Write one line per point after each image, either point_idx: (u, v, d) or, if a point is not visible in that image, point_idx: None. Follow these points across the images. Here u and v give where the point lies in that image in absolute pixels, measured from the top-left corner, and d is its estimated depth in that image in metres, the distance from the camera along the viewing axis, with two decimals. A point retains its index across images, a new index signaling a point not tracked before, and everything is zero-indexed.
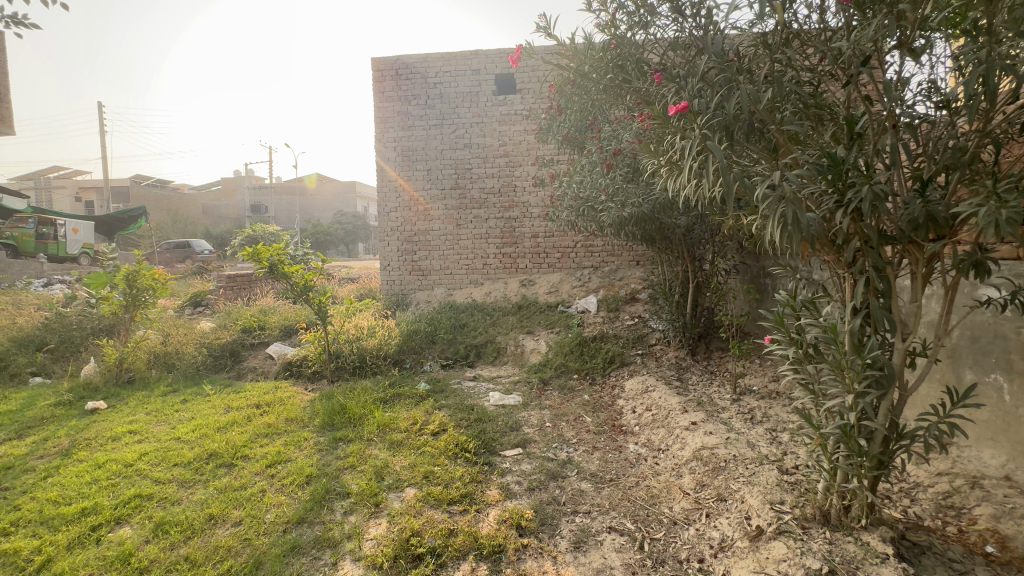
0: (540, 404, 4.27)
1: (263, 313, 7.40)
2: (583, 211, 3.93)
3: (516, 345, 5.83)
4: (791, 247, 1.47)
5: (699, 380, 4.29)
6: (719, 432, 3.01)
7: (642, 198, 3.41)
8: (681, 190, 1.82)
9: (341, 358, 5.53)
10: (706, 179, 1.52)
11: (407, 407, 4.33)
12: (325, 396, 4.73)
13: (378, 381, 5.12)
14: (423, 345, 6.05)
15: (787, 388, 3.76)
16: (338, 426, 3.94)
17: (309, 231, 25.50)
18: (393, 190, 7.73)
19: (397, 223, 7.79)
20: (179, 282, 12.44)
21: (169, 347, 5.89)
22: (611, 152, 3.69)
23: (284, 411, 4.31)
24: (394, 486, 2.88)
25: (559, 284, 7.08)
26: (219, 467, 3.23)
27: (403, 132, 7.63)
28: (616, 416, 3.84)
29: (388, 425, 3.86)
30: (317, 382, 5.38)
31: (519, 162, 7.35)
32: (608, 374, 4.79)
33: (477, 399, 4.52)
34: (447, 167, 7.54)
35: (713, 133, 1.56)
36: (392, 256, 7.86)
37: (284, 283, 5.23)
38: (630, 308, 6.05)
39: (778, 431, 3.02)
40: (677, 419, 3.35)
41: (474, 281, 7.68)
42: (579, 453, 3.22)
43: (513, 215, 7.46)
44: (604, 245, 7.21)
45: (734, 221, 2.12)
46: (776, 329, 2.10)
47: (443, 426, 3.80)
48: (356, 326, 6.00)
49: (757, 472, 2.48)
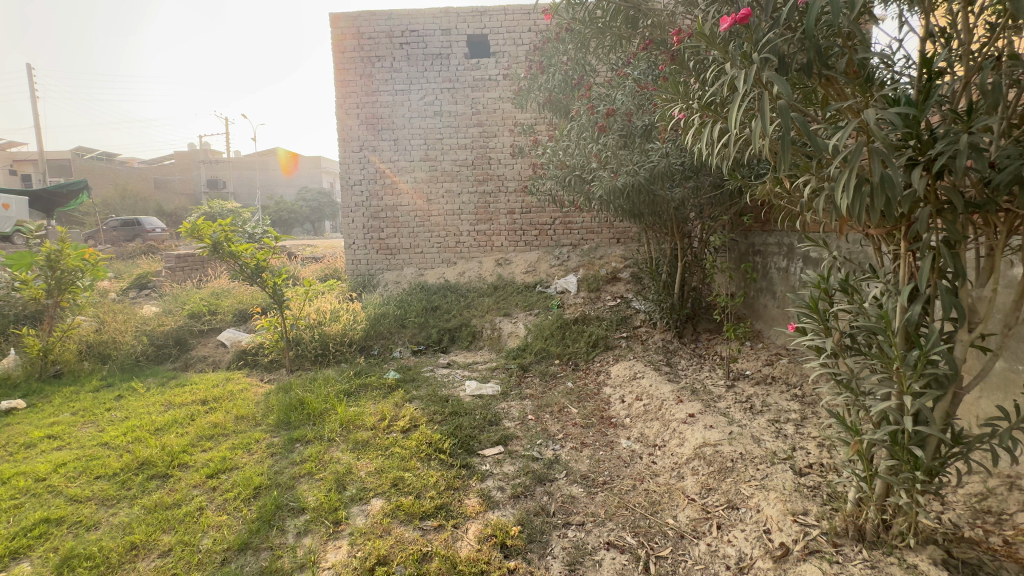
0: (521, 394, 3.94)
1: (214, 296, 6.76)
2: (569, 181, 3.54)
3: (492, 329, 5.47)
4: (868, 211, 1.15)
5: (689, 364, 4.04)
6: (721, 425, 2.74)
7: (636, 166, 3.06)
8: (713, 146, 1.49)
9: (302, 345, 5.05)
10: (761, 122, 1.18)
11: (374, 400, 3.92)
12: (281, 389, 4.26)
13: (342, 371, 4.67)
14: (392, 330, 5.60)
15: (784, 373, 3.54)
16: (295, 424, 3.51)
17: (270, 207, 24.18)
18: (357, 162, 7.12)
19: (362, 197, 7.20)
20: (123, 262, 11.44)
21: (103, 336, 5.25)
22: (603, 113, 3.30)
23: (233, 407, 3.83)
24: (357, 498, 2.50)
25: (536, 263, 6.72)
26: (150, 480, 2.77)
27: (366, 98, 6.98)
28: (604, 406, 3.55)
29: (352, 422, 3.45)
30: (274, 373, 4.90)
31: (494, 132, 6.86)
32: (592, 359, 4.49)
33: (452, 388, 4.15)
34: (417, 137, 6.98)
35: (767, 66, 1.22)
36: (357, 233, 7.29)
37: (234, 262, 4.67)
38: (612, 288, 5.75)
39: (781, 423, 2.79)
40: (671, 411, 3.06)
41: (447, 261, 7.22)
42: (567, 451, 2.90)
43: (487, 190, 6.99)
44: (584, 222, 6.85)
45: (764, 190, 1.80)
46: (805, 317, 1.82)
47: (415, 421, 3.43)
48: (317, 310, 5.50)
49: (769, 474, 2.21)
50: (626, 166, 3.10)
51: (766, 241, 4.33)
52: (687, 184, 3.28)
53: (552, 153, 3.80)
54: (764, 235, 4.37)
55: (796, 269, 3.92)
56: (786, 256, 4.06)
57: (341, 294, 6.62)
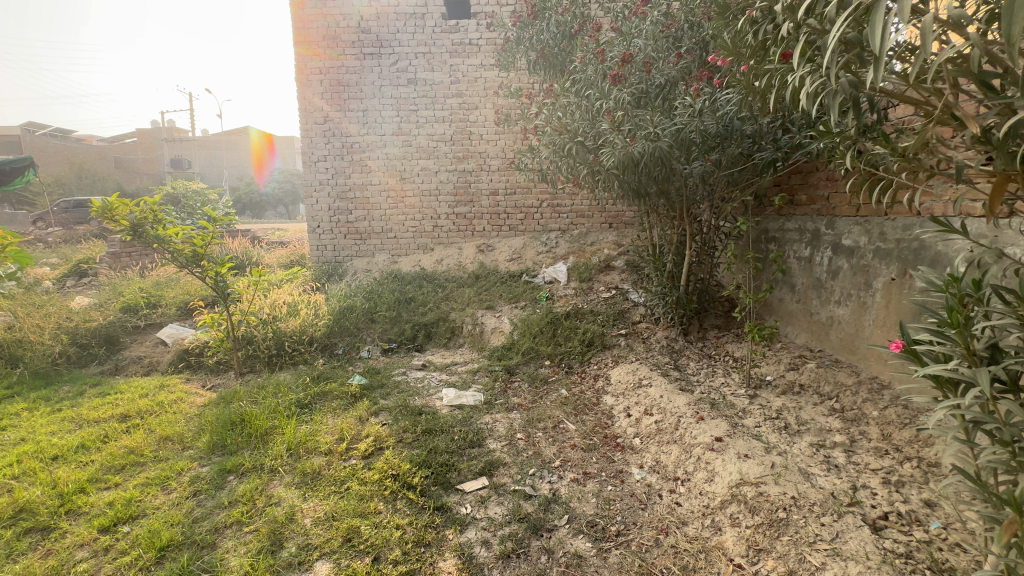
0: (507, 404, 3.37)
1: (157, 286, 5.95)
2: (569, 150, 2.91)
3: (473, 324, 4.86)
4: None
5: (700, 368, 3.52)
6: (758, 454, 2.21)
7: (656, 129, 2.50)
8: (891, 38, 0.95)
9: (254, 344, 4.38)
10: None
11: (333, 414, 3.29)
12: (223, 400, 3.59)
13: (298, 375, 4.02)
14: (361, 325, 4.95)
15: (813, 380, 3.04)
16: (232, 447, 2.86)
17: (238, 189, 22.85)
18: (321, 135, 6.34)
19: (327, 175, 6.43)
20: (70, 247, 10.36)
21: (14, 335, 4.43)
22: (617, 60, 2.68)
23: (159, 426, 3.14)
24: (295, 562, 1.90)
25: (522, 250, 6.11)
26: (23, 537, 2.10)
27: (331, 62, 6.17)
28: (606, 421, 3.00)
29: (303, 445, 2.81)
30: (220, 378, 4.23)
31: (475, 104, 6.16)
32: (587, 359, 3.95)
33: (427, 397, 3.55)
34: (388, 107, 6.23)
35: None
36: (322, 215, 6.54)
37: (164, 249, 3.91)
38: (606, 277, 5.19)
39: (828, 450, 2.29)
40: (691, 431, 2.52)
41: (423, 247, 6.57)
42: (567, 486, 2.34)
43: (468, 168, 6.31)
44: (573, 204, 6.27)
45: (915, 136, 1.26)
46: (932, 337, 1.29)
47: (380, 444, 2.81)
48: (272, 304, 4.80)
49: (840, 532, 1.69)
50: (644, 129, 2.53)
51: (784, 226, 3.82)
52: (709, 157, 2.73)
53: (546, 116, 3.14)
54: (781, 219, 3.87)
55: (821, 259, 3.42)
56: (809, 244, 3.55)
57: (303, 285, 5.92)
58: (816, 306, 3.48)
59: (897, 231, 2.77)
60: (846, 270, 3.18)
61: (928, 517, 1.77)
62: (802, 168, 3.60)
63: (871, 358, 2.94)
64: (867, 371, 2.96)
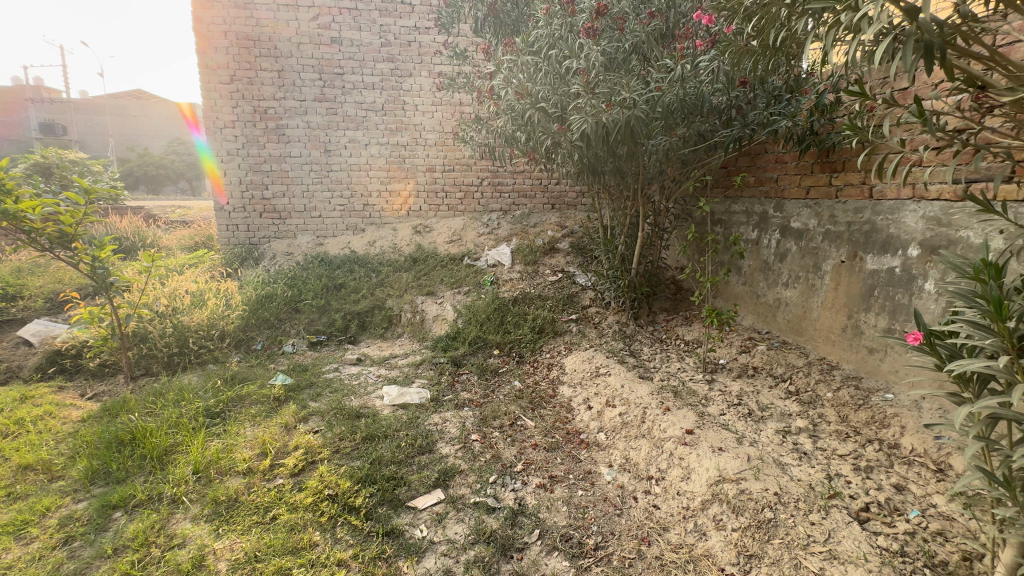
0: (456, 401, 3.07)
1: (17, 273, 4.89)
2: (529, 117, 2.66)
3: (413, 312, 4.46)
4: None
5: (654, 354, 3.42)
6: (731, 446, 2.11)
7: (633, 94, 2.35)
8: None
9: (150, 342, 3.69)
10: None
11: (252, 422, 2.81)
12: (107, 413, 2.95)
13: (207, 377, 3.43)
14: (282, 316, 4.36)
15: (766, 363, 3.03)
16: (120, 474, 2.31)
17: (129, 161, 20.02)
18: (226, 98, 5.47)
19: (236, 144, 5.58)
20: None
21: None
22: (588, 13, 2.48)
23: (16, 451, 2.49)
24: None
25: (462, 231, 5.76)
26: None
27: (236, 11, 5.29)
28: (566, 415, 2.80)
29: (215, 465, 2.33)
30: (105, 385, 3.52)
31: (409, 70, 5.63)
32: (538, 348, 3.73)
33: (364, 397, 3.15)
34: (308, 68, 5.50)
35: None
36: (232, 191, 5.72)
37: (13, 229, 3.08)
38: (552, 260, 4.99)
39: (795, 438, 2.24)
40: (659, 425, 2.38)
41: (352, 228, 5.99)
42: (534, 493, 2.11)
43: (402, 141, 5.79)
44: (515, 183, 6.00)
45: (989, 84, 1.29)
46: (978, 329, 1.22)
47: (312, 456, 2.41)
48: (170, 294, 4.08)
49: (833, 531, 1.61)
50: (619, 94, 2.37)
51: (730, 208, 3.77)
52: (675, 133, 2.66)
53: (504, 76, 2.80)
54: (727, 201, 3.81)
55: (768, 242, 3.39)
56: (756, 227, 3.52)
57: (210, 271, 5.15)
58: (761, 288, 3.47)
59: (848, 213, 2.77)
60: (794, 253, 3.16)
61: (905, 505, 1.75)
62: (751, 149, 3.55)
63: (821, 340, 2.97)
64: (815, 352, 2.99)
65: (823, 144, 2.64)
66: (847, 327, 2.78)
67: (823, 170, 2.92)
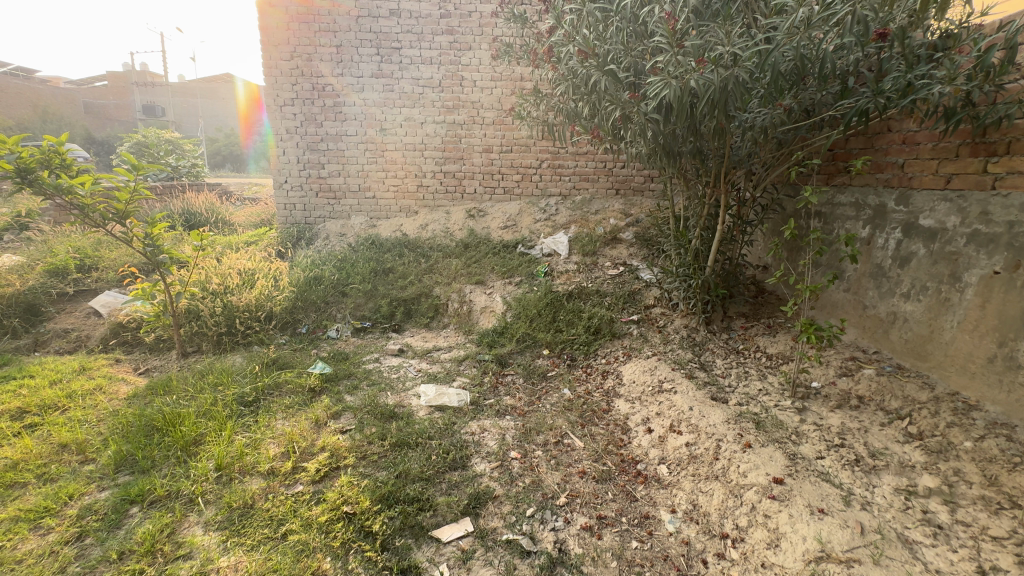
0: (497, 407, 2.77)
1: (96, 245, 5.15)
2: (598, 85, 2.29)
3: (460, 302, 4.21)
4: None
5: (729, 369, 2.93)
6: (836, 509, 1.68)
7: (732, 46, 1.90)
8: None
9: (200, 320, 3.69)
10: None
11: (282, 415, 2.66)
12: (151, 391, 2.95)
13: (249, 359, 3.37)
14: (329, 299, 4.27)
15: (874, 392, 2.45)
16: (145, 462, 2.23)
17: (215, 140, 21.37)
18: (287, 75, 5.42)
19: (295, 122, 5.56)
20: None
21: None
22: None
23: (59, 427, 2.49)
24: None
25: (517, 217, 5.42)
26: None
27: None
28: (620, 437, 2.43)
29: (237, 463, 2.19)
30: (157, 360, 3.57)
31: (469, 43, 5.29)
32: (592, 350, 3.34)
33: (399, 394, 2.93)
34: (366, 43, 5.31)
35: None
36: (291, 169, 5.72)
37: (69, 206, 3.11)
38: (613, 251, 4.53)
39: (924, 504, 1.73)
40: (737, 467, 1.95)
41: (405, 209, 5.83)
42: (578, 537, 1.78)
43: (458, 119, 5.50)
44: (576, 166, 5.53)
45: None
46: None
47: (336, 461, 2.21)
48: (222, 272, 4.07)
49: None
50: (715, 49, 1.94)
51: (834, 199, 3.13)
52: (780, 104, 2.21)
53: (566, 30, 2.43)
54: (829, 190, 3.16)
55: (885, 242, 2.74)
56: (868, 223, 2.87)
57: (266, 250, 5.19)
58: (871, 299, 2.84)
59: (1011, 211, 2.13)
60: (923, 257, 2.52)
61: None
62: (870, 127, 2.89)
63: (956, 370, 2.35)
64: (945, 385, 2.38)
65: (981, 119, 2.09)
66: (996, 358, 2.17)
67: (976, 153, 2.28)
